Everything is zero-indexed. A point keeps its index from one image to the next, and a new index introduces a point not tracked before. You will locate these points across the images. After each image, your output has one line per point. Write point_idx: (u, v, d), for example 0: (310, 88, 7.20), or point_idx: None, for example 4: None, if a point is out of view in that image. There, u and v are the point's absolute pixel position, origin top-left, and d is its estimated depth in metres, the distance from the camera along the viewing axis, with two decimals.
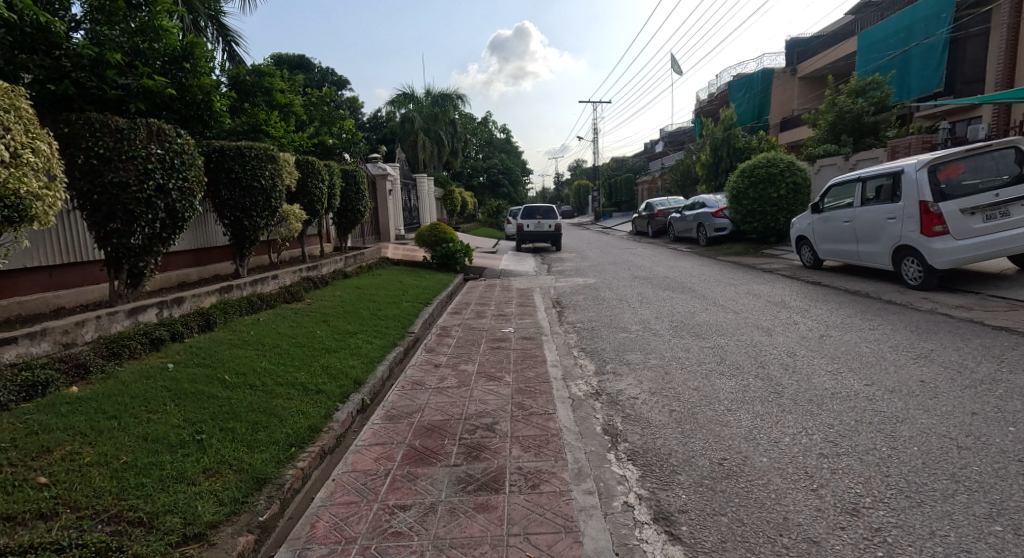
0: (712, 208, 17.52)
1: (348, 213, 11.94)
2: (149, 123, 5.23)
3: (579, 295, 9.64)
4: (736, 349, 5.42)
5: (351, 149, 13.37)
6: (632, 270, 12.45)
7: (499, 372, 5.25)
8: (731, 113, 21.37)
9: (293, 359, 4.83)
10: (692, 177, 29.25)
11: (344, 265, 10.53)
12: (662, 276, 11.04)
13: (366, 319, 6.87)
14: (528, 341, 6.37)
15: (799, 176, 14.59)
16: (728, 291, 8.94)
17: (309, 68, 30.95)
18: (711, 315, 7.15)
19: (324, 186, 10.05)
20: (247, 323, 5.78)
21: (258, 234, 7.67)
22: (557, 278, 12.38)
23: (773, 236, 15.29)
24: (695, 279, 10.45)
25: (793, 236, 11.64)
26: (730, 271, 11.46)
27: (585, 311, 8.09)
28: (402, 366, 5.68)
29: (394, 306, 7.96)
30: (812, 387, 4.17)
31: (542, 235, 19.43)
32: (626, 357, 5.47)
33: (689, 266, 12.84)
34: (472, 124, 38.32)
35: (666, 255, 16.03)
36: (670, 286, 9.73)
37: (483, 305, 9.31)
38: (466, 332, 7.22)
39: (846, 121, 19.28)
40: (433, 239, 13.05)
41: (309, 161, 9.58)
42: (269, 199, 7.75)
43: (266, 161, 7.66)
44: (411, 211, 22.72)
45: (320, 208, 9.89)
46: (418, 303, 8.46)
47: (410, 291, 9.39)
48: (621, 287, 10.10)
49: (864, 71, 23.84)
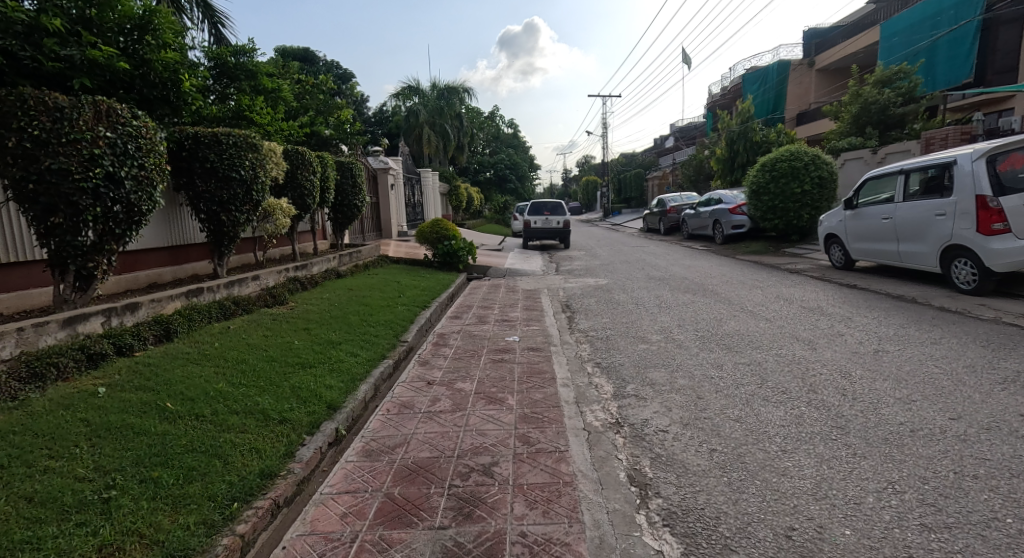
0: (729, 205, 16.68)
1: (344, 208, 11.25)
2: (96, 101, 4.52)
3: (591, 298, 8.90)
4: (776, 366, 4.67)
5: (350, 142, 12.70)
6: (646, 270, 11.67)
7: (501, 394, 4.51)
8: (749, 105, 20.57)
9: (259, 379, 4.11)
10: (705, 173, 28.36)
11: (338, 264, 9.84)
12: (679, 277, 10.26)
13: (354, 325, 6.16)
14: (534, 354, 5.63)
15: (824, 170, 13.72)
16: (755, 295, 8.15)
17: (313, 60, 30.27)
18: (740, 323, 6.38)
19: (316, 178, 9.36)
20: (215, 333, 5.07)
21: (237, 230, 6.98)
22: (566, 278, 11.64)
23: (795, 234, 14.45)
24: (716, 281, 9.65)
25: (821, 234, 10.83)
26: (753, 272, 10.66)
27: (598, 317, 7.35)
28: (390, 383, 4.96)
29: (388, 310, 7.26)
30: (881, 420, 3.42)
31: (550, 232, 18.65)
32: (648, 375, 4.74)
33: (707, 265, 12.03)
34: (478, 119, 37.62)
35: (680, 253, 15.23)
36: (690, 289, 8.94)
37: (487, 309, 8.58)
38: (466, 340, 6.49)
39: (871, 113, 18.54)
40: (435, 236, 12.30)
41: (299, 151, 8.88)
42: (252, 192, 7.05)
43: (248, 150, 6.95)
44: (415, 207, 22.03)
45: (311, 202, 9.19)
46: (414, 306, 7.75)
47: (408, 292, 8.69)
48: (635, 289, 9.34)
49: (889, 60, 22.84)
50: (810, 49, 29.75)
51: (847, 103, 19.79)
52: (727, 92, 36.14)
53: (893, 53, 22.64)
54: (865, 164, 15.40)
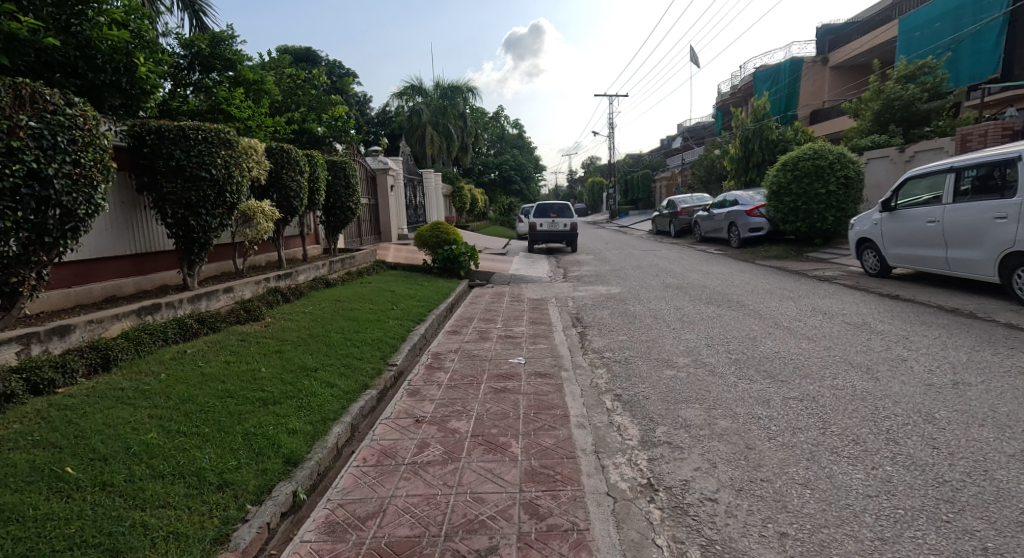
0: (746, 206, 15.85)
1: (337, 210, 10.49)
2: (19, 84, 3.76)
3: (603, 310, 8.10)
4: (835, 403, 3.87)
5: (345, 140, 11.95)
6: (661, 277, 10.87)
7: (503, 437, 3.75)
8: (765, 103, 19.72)
9: (204, 421, 3.34)
10: (717, 173, 27.50)
11: (328, 271, 9.10)
12: (699, 286, 9.46)
13: (336, 346, 5.42)
14: (543, 382, 4.86)
15: (851, 169, 12.87)
16: (787, 307, 7.33)
17: (315, 59, 29.64)
18: (779, 344, 5.58)
19: (304, 177, 8.61)
20: (165, 358, 4.30)
21: (209, 236, 6.20)
22: (575, 285, 10.86)
23: (818, 238, 13.60)
24: (740, 290, 8.85)
25: (851, 238, 10.01)
26: (778, 280, 9.84)
27: (613, 333, 6.56)
28: (372, 422, 4.17)
29: (378, 325, 6.52)
30: (1001, 491, 2.64)
31: (557, 235, 17.85)
32: (681, 412, 3.95)
33: (727, 271, 11.22)
34: (483, 119, 36.92)
35: (695, 258, 14.41)
36: (713, 299, 8.15)
37: (489, 322, 7.80)
38: (465, 362, 5.73)
39: (894, 110, 17.74)
40: (435, 240, 11.53)
41: (283, 149, 8.14)
42: (225, 194, 6.27)
43: (220, 146, 6.18)
44: (416, 209, 21.28)
45: (298, 204, 8.43)
46: (408, 320, 7.02)
47: (403, 303, 7.94)
48: (652, 299, 8.56)
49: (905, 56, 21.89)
50: (824, 46, 28.89)
51: (868, 99, 19.04)
52: (737, 90, 35.23)
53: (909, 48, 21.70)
54: (891, 163, 14.55)
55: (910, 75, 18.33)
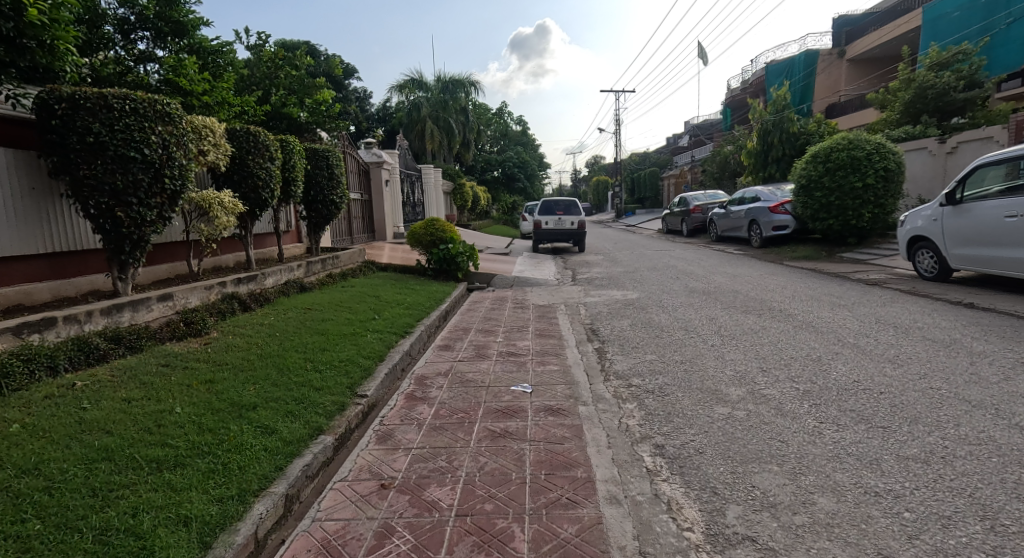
0: (769, 203, 14.66)
1: (319, 204, 9.39)
2: None
3: (622, 319, 6.93)
4: (980, 469, 2.70)
5: (330, 127, 10.87)
6: (684, 281, 9.70)
7: (502, 521, 2.60)
8: (786, 93, 18.52)
9: (39, 509, 2.22)
10: (730, 170, 26.32)
11: (305, 274, 7.96)
12: (729, 291, 8.29)
13: (292, 372, 4.26)
14: (556, 424, 3.70)
15: (891, 161, 11.70)
16: (843, 318, 6.18)
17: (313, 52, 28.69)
18: (852, 367, 4.42)
19: (276, 165, 7.48)
20: (40, 395, 3.18)
21: (143, 230, 5.04)
22: (586, 289, 9.71)
23: (852, 237, 12.41)
24: (779, 297, 7.68)
25: (900, 237, 8.88)
26: (819, 284, 8.67)
27: (638, 351, 5.39)
28: (320, 490, 3.02)
29: (351, 339, 5.37)
30: None
31: (563, 233, 16.70)
32: (754, 479, 2.79)
33: (755, 274, 10.07)
34: (484, 115, 35.86)
35: (715, 259, 13.24)
36: (750, 308, 6.99)
37: (488, 334, 6.66)
38: (456, 389, 4.57)
39: (926, 99, 16.72)
40: (429, 238, 10.36)
41: (250, 131, 7.00)
42: (161, 179, 5.08)
43: (155, 119, 5.01)
44: (414, 206, 20.19)
45: (267, 195, 7.28)
46: (392, 332, 5.90)
47: (387, 311, 6.79)
48: (678, 307, 7.40)
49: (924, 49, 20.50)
50: (840, 38, 27.77)
51: (898, 89, 18.01)
52: (748, 85, 34.15)
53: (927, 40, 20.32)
54: (930, 155, 13.40)
55: (944, 62, 17.26)
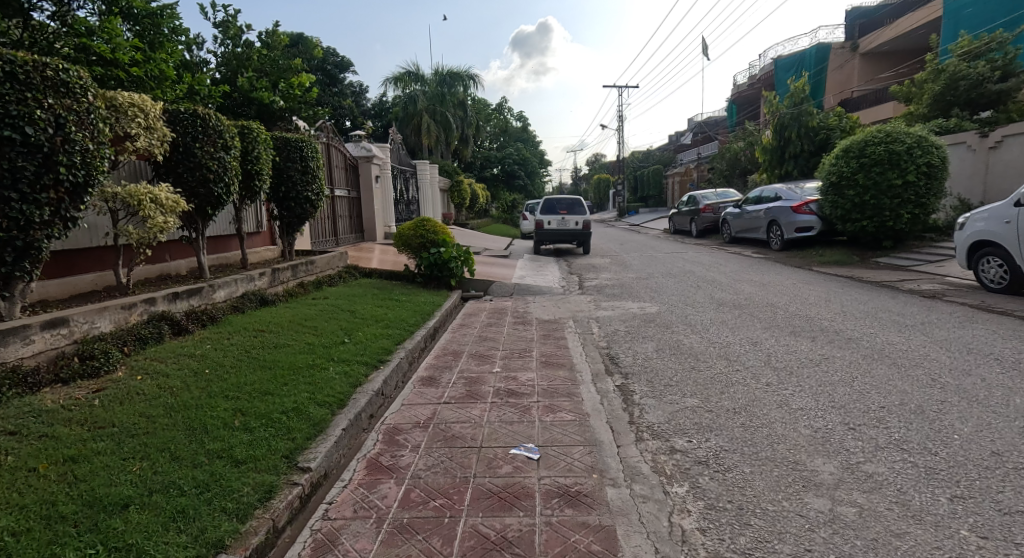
0: (792, 202, 13.48)
1: (292, 201, 8.23)
2: None
3: (645, 342, 5.76)
4: None
5: (306, 113, 9.69)
6: (709, 290, 8.53)
7: None
8: (805, 85, 17.34)
9: None
10: (740, 168, 25.14)
11: (270, 283, 6.80)
12: (766, 306, 7.12)
13: (208, 434, 3.06)
14: (576, 525, 2.56)
15: (934, 156, 10.57)
16: (921, 343, 5.04)
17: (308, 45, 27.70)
18: (977, 425, 3.26)
19: (234, 155, 6.31)
20: None
21: (30, 234, 3.85)
22: (596, 299, 8.56)
23: (888, 239, 11.25)
24: (828, 314, 6.51)
25: (957, 244, 7.76)
26: (867, 296, 7.51)
27: (674, 392, 4.22)
28: None
29: (307, 376, 4.20)
30: None
31: (566, 234, 15.51)
32: None
33: (788, 282, 8.91)
34: (483, 110, 34.68)
35: (735, 263, 12.07)
36: (798, 330, 5.83)
37: (484, 360, 5.50)
38: (437, 452, 3.42)
39: (958, 91, 15.55)
40: (419, 240, 9.17)
41: (198, 114, 5.84)
42: (55, 167, 3.87)
43: (43, 88, 3.81)
44: (408, 204, 19.00)
45: (221, 189, 6.10)
46: (361, 364, 4.74)
47: (361, 332, 5.63)
48: (710, 326, 6.24)
49: (949, 38, 19.33)
50: (853, 30, 26.60)
51: (926, 80, 16.86)
52: (757, 80, 33.03)
53: (953, 29, 19.15)
54: (970, 150, 12.26)
55: (975, 52, 16.14)
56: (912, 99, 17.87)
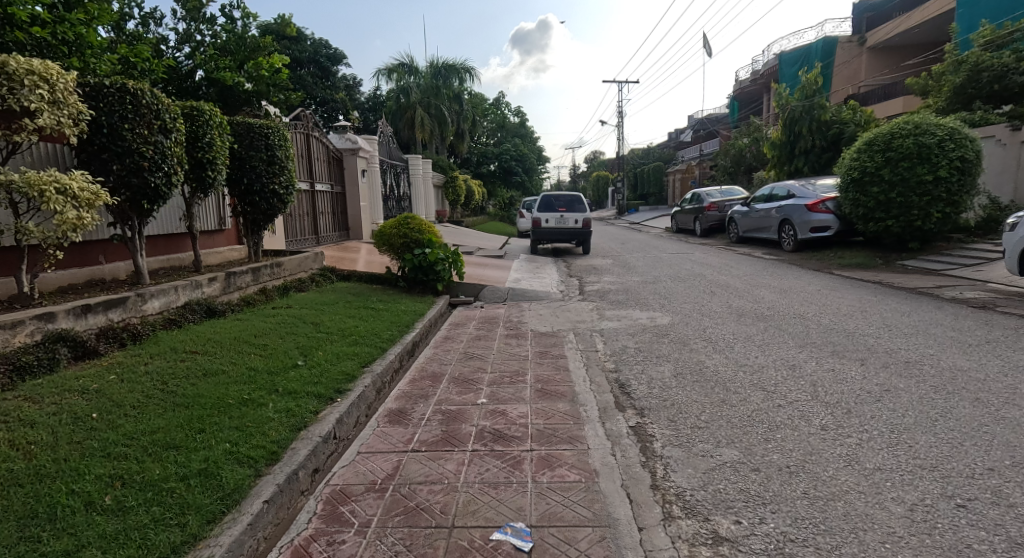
0: (806, 200, 12.58)
1: (257, 195, 7.28)
2: None
3: (660, 364, 4.85)
4: None
5: (278, 98, 8.72)
6: (726, 298, 7.61)
7: None
8: (817, 76, 16.43)
9: None
10: (746, 164, 24.22)
11: (223, 289, 5.87)
12: (795, 319, 6.22)
13: (51, 524, 2.15)
14: None
15: (967, 150, 9.69)
16: (1000, 371, 4.13)
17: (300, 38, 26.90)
18: None
19: (177, 139, 5.39)
20: None
21: None
22: (599, 307, 7.65)
23: (914, 240, 10.37)
24: (870, 329, 5.61)
25: (1006, 247, 6.86)
26: (908, 307, 6.60)
27: (706, 439, 3.31)
28: None
29: (235, 416, 3.28)
30: None
31: (565, 233, 14.60)
32: None
33: (813, 289, 8.02)
34: (479, 105, 33.69)
35: (747, 265, 11.19)
36: (841, 349, 4.93)
37: (468, 385, 4.58)
38: (393, 535, 2.50)
39: (981, 83, 14.63)
40: (401, 240, 8.24)
41: (127, 88, 4.89)
42: None
43: None
44: (399, 200, 18.02)
45: (158, 179, 5.16)
46: (311, 398, 3.79)
47: (322, 351, 4.70)
48: (735, 344, 5.33)
49: (966, 29, 18.43)
50: (860, 24, 25.70)
51: (945, 72, 15.94)
52: (761, 75, 32.07)
53: (973, 18, 18.24)
54: (1001, 144, 11.36)
55: (998, 41, 15.28)
56: (928, 92, 17.00)
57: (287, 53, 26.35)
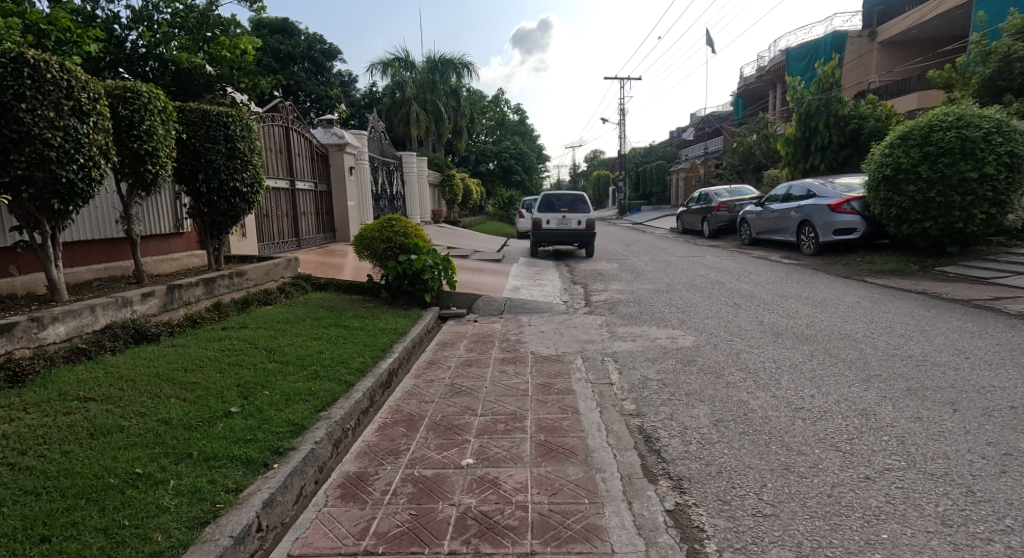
0: (827, 200, 11.59)
1: (215, 194, 6.28)
2: None
3: (693, 406, 3.86)
4: None
5: (245, 85, 7.70)
6: (755, 312, 6.62)
7: None
8: (835, 67, 15.45)
9: None
10: (755, 162, 23.21)
11: (164, 305, 4.88)
12: (843, 340, 5.23)
13: None
14: None
15: (1015, 144, 8.74)
16: None
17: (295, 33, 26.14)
18: None
19: (99, 125, 4.40)
20: None
21: None
22: (609, 322, 6.65)
23: (953, 244, 9.39)
24: (941, 356, 4.62)
25: None
26: (974, 325, 5.60)
27: (779, 540, 2.34)
28: None
29: (106, 507, 2.32)
30: None
31: (567, 235, 13.62)
32: None
33: (851, 301, 7.03)
34: (477, 101, 32.67)
35: (768, 271, 10.22)
36: (918, 386, 3.95)
37: (452, 435, 3.59)
38: None
39: (1014, 74, 13.62)
40: (383, 244, 7.26)
41: (24, 59, 3.88)
42: None
43: None
44: (391, 199, 17.01)
45: (68, 172, 4.14)
46: (235, 466, 2.78)
47: (268, 391, 3.70)
48: (780, 376, 4.34)
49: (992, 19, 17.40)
50: (871, 17, 24.66)
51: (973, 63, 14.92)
52: (767, 71, 31.06)
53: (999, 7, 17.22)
54: None
55: None
56: (953, 85, 15.98)
57: (279, 48, 25.45)
